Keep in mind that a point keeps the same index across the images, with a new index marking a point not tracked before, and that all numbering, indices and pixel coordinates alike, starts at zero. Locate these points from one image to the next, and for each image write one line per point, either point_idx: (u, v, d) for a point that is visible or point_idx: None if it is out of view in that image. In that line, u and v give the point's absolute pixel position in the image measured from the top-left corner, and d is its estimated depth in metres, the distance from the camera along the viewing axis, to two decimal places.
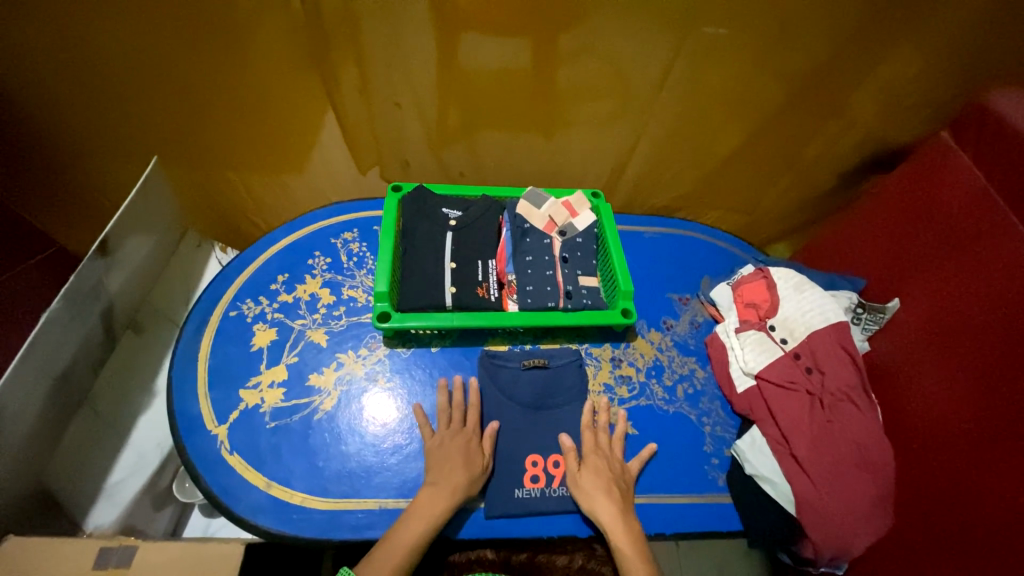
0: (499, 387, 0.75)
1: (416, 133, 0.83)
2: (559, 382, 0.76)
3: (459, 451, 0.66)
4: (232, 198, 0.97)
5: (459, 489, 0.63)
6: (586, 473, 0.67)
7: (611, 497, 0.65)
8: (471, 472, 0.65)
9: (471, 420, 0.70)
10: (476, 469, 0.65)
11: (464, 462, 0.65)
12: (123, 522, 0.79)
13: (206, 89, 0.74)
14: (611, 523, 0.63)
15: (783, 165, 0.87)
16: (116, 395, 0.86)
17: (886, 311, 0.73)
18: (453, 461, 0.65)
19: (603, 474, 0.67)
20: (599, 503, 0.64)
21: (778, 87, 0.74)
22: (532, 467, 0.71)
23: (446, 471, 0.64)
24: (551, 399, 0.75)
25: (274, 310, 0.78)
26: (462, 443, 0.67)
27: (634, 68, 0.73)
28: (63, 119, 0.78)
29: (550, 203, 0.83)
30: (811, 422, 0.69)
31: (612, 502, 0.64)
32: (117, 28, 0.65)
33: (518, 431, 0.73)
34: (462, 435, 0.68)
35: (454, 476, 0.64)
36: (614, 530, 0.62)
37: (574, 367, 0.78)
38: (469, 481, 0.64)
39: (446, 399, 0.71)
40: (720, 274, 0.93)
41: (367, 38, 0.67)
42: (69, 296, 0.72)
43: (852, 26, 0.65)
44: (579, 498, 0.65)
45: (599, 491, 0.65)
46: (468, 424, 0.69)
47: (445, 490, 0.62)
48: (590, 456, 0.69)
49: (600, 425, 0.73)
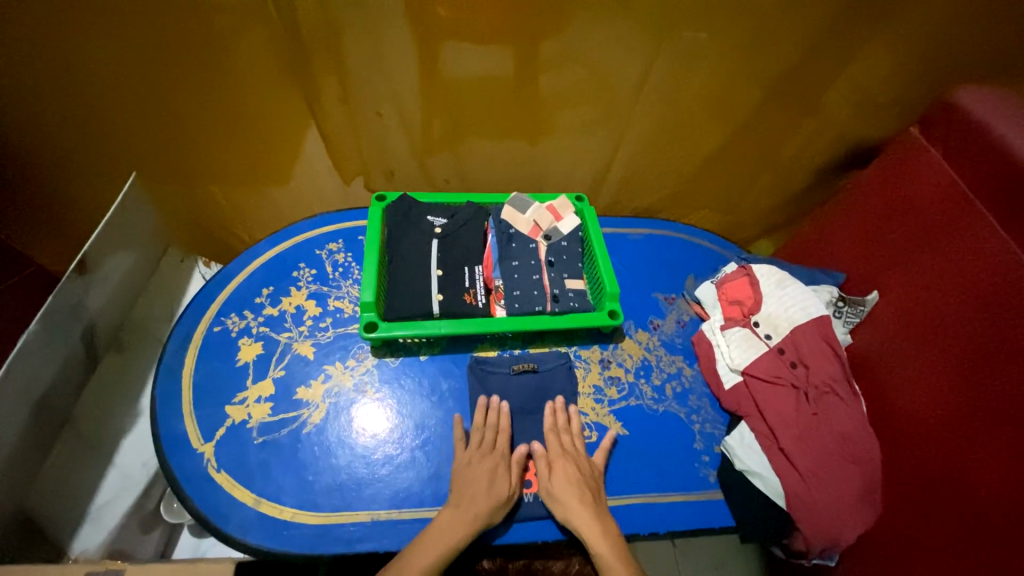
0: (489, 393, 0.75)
1: (399, 142, 0.83)
2: (549, 386, 0.77)
3: (485, 475, 0.65)
4: (214, 212, 0.96)
5: (481, 516, 0.62)
6: (557, 480, 0.67)
7: (585, 501, 0.65)
8: (494, 499, 0.64)
9: (502, 444, 0.69)
10: (501, 496, 0.64)
11: (489, 487, 0.64)
12: (109, 546, 0.77)
13: (185, 103, 0.73)
14: (587, 528, 0.63)
15: (762, 163, 0.89)
16: (98, 416, 0.84)
17: (865, 304, 0.75)
18: (478, 485, 0.65)
19: (571, 478, 0.67)
20: (573, 509, 0.65)
21: (754, 88, 0.76)
22: (525, 471, 0.71)
23: (472, 495, 0.63)
24: (542, 403, 0.76)
25: (260, 324, 0.77)
26: (494, 468, 0.66)
27: (613, 73, 0.74)
28: (38, 136, 0.77)
29: (535, 208, 0.84)
30: (797, 417, 0.70)
31: (584, 506, 0.65)
32: (94, 44, 0.64)
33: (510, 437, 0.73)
34: (491, 460, 0.67)
35: (475, 503, 0.63)
36: (589, 535, 0.63)
37: (562, 370, 0.78)
38: (493, 508, 0.63)
39: (480, 419, 0.71)
40: (704, 273, 0.94)
41: (350, 50, 0.67)
42: (48, 316, 0.71)
43: (823, 27, 0.67)
44: (555, 508, 0.66)
45: (572, 497, 0.65)
46: (500, 447, 0.69)
47: (466, 515, 0.62)
48: (556, 461, 0.69)
49: (563, 427, 0.73)
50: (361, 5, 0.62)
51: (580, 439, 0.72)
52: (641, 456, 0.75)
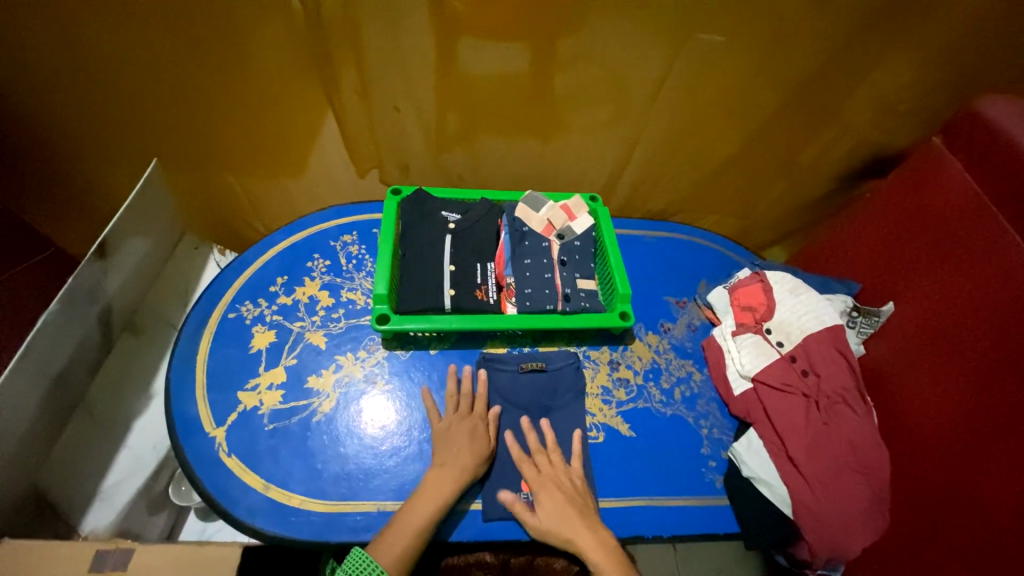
0: (499, 389, 0.75)
1: (414, 136, 0.83)
2: (557, 385, 0.77)
3: (466, 432, 0.68)
4: (231, 201, 0.97)
5: (466, 468, 0.65)
6: (542, 510, 0.64)
7: (573, 514, 0.64)
8: (477, 454, 0.66)
9: (479, 406, 0.71)
10: (482, 450, 0.67)
11: (470, 444, 0.67)
12: (119, 525, 0.79)
13: (206, 92, 0.74)
14: (579, 537, 0.62)
15: (778, 170, 0.88)
16: (113, 398, 0.86)
17: (880, 315, 0.74)
18: (460, 446, 0.66)
19: (552, 504, 0.64)
20: (566, 531, 0.62)
21: (774, 94, 0.75)
22: None
23: (454, 453, 0.66)
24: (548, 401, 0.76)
25: (273, 312, 0.78)
26: (471, 429, 0.68)
27: (632, 74, 0.73)
28: (62, 120, 0.78)
29: (549, 207, 0.84)
30: (807, 426, 0.69)
31: (573, 518, 0.63)
32: (119, 33, 0.66)
33: (519, 434, 0.73)
34: (470, 419, 0.69)
35: (462, 458, 0.65)
36: (583, 546, 0.61)
37: (571, 370, 0.78)
38: (477, 462, 0.66)
39: (453, 389, 0.73)
40: (717, 278, 0.93)
41: (367, 44, 0.68)
42: (67, 297, 0.72)
43: (844, 35, 0.67)
44: (548, 537, 0.63)
45: (561, 519, 0.63)
46: (477, 410, 0.71)
47: (453, 471, 0.64)
48: (536, 493, 0.66)
49: (537, 450, 0.70)
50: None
51: (556, 457, 0.70)
52: (647, 459, 0.75)
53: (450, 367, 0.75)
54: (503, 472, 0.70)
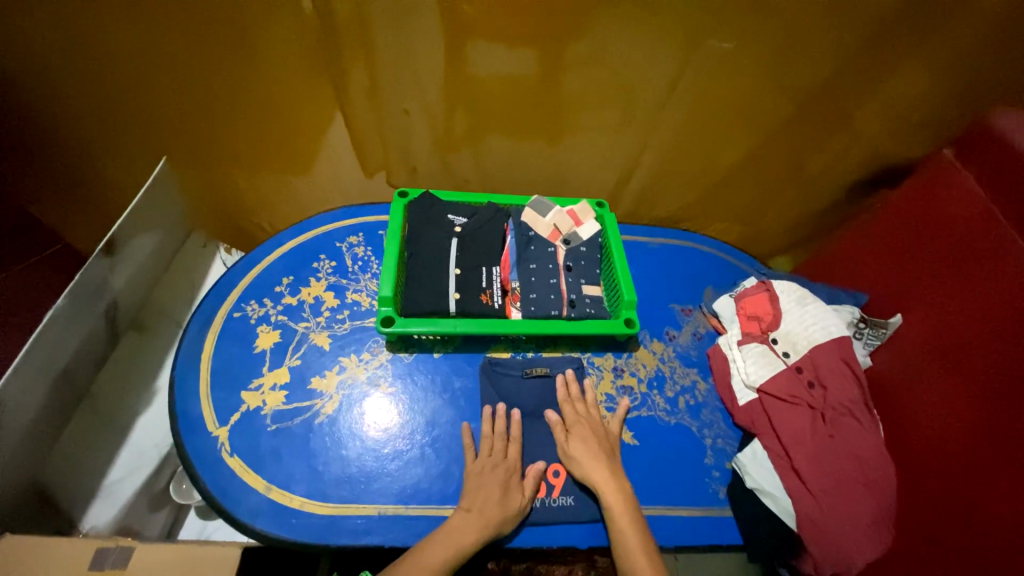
0: (502, 394, 0.75)
1: (422, 138, 0.84)
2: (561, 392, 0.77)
3: (496, 483, 0.65)
4: (239, 200, 0.97)
5: (491, 523, 0.62)
6: (574, 443, 0.69)
7: (600, 459, 0.68)
8: (506, 511, 0.63)
9: (513, 454, 0.69)
10: (511, 508, 0.64)
11: (501, 497, 0.64)
12: (119, 522, 0.79)
13: (216, 90, 0.75)
14: (600, 480, 0.66)
15: (786, 179, 0.88)
16: (116, 395, 0.86)
17: (888, 327, 0.74)
18: (491, 495, 0.64)
19: (588, 441, 0.70)
20: (589, 467, 0.67)
21: (782, 102, 0.75)
22: None
23: (482, 501, 0.63)
24: (551, 408, 0.75)
25: (278, 312, 0.78)
26: (504, 481, 0.66)
27: (640, 80, 0.73)
28: (73, 116, 0.79)
29: (555, 212, 0.84)
30: (812, 437, 0.69)
31: (599, 462, 0.68)
32: (132, 30, 0.66)
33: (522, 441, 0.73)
34: (502, 468, 0.67)
35: (488, 509, 0.63)
36: (602, 488, 0.66)
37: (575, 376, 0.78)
38: (503, 518, 0.63)
39: (488, 428, 0.71)
40: (723, 286, 0.93)
41: (378, 46, 0.68)
42: (74, 293, 0.72)
43: (855, 44, 0.66)
44: (572, 467, 0.68)
45: (588, 457, 0.68)
46: (510, 458, 0.68)
47: (477, 521, 0.62)
48: (574, 426, 0.71)
49: (577, 396, 0.75)
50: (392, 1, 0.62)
51: (594, 407, 0.74)
52: (650, 468, 0.74)
53: (484, 406, 0.73)
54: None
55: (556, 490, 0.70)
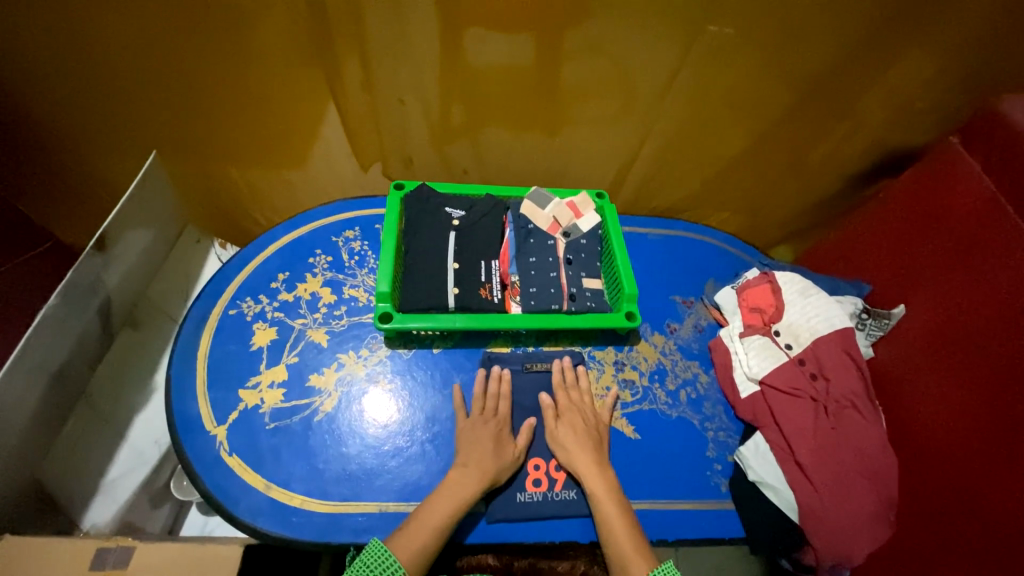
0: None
1: (419, 129, 0.82)
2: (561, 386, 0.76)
3: (490, 437, 0.67)
4: (233, 193, 0.96)
5: (488, 473, 0.64)
6: (563, 427, 0.70)
7: (586, 445, 0.69)
8: (501, 460, 0.66)
9: (503, 410, 0.71)
10: (504, 458, 0.67)
11: (495, 449, 0.66)
12: (120, 519, 0.78)
13: (205, 82, 0.73)
14: (586, 471, 0.67)
15: (789, 168, 0.86)
16: (114, 392, 0.85)
17: (890, 317, 0.73)
18: (489, 448, 0.66)
19: (572, 422, 0.71)
20: (575, 453, 0.68)
21: (787, 89, 0.74)
22: (534, 471, 0.70)
23: (478, 455, 0.65)
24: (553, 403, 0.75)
25: (275, 309, 0.77)
26: (499, 438, 0.68)
27: (641, 67, 0.71)
28: (59, 110, 0.77)
29: (555, 204, 0.82)
30: (815, 430, 0.68)
31: (587, 452, 0.68)
32: (115, 19, 0.64)
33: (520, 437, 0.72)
34: (494, 424, 0.69)
35: (484, 461, 0.65)
36: (585, 473, 0.66)
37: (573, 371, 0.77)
38: (499, 467, 0.65)
39: (482, 389, 0.72)
40: (725, 278, 0.92)
41: (372, 34, 0.66)
42: (66, 292, 0.71)
43: (863, 27, 0.64)
44: (557, 449, 0.69)
45: (575, 443, 0.69)
46: (500, 413, 0.70)
47: (475, 472, 0.64)
48: (561, 410, 0.72)
49: (572, 382, 0.75)
50: None
51: (588, 395, 0.74)
52: (652, 461, 0.74)
53: (455, 388, 0.73)
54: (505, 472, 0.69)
55: (558, 484, 0.70)
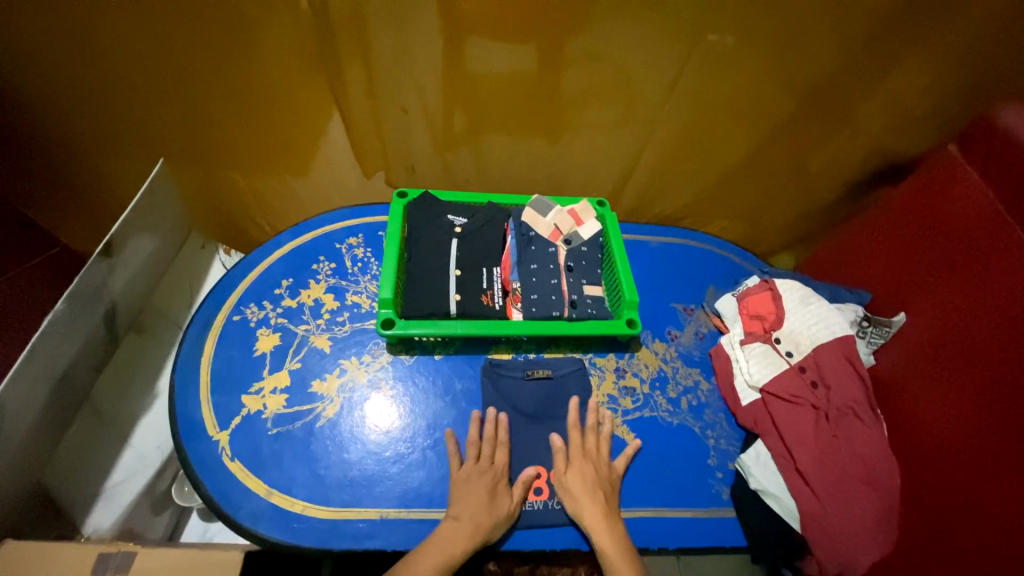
0: (504, 396, 0.75)
1: (422, 137, 0.83)
2: (562, 392, 0.76)
3: (484, 490, 0.65)
4: (238, 200, 0.97)
5: (479, 529, 0.61)
6: (573, 475, 0.67)
7: (597, 501, 0.65)
8: (495, 515, 0.63)
9: (499, 459, 0.68)
10: (499, 513, 0.63)
11: (489, 503, 0.64)
12: (122, 525, 0.78)
13: (212, 90, 0.74)
14: (594, 526, 0.63)
15: (790, 176, 0.87)
16: (116, 398, 0.85)
17: (891, 325, 0.73)
18: (483, 501, 0.64)
19: (583, 474, 0.68)
20: (584, 505, 0.65)
21: (785, 97, 0.74)
22: (535, 478, 0.70)
23: (470, 509, 0.63)
24: (554, 410, 0.75)
25: (278, 315, 0.78)
26: (494, 490, 0.65)
27: (641, 76, 0.72)
28: (69, 118, 0.78)
29: (556, 211, 0.83)
30: (816, 438, 0.68)
31: (596, 505, 0.65)
32: (125, 29, 0.65)
33: (521, 444, 0.72)
34: (490, 475, 0.66)
35: (476, 516, 0.62)
36: (596, 532, 0.63)
37: (575, 376, 0.78)
38: (492, 523, 0.62)
39: (475, 433, 0.70)
40: (726, 285, 0.92)
41: (376, 44, 0.67)
42: (72, 297, 0.72)
43: (859, 37, 0.66)
44: (566, 502, 0.66)
45: (585, 493, 0.66)
46: (496, 463, 0.68)
47: (466, 529, 0.61)
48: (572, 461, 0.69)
49: (589, 426, 0.73)
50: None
51: (605, 442, 0.72)
52: (654, 469, 0.74)
53: (448, 431, 0.70)
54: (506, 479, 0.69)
55: None
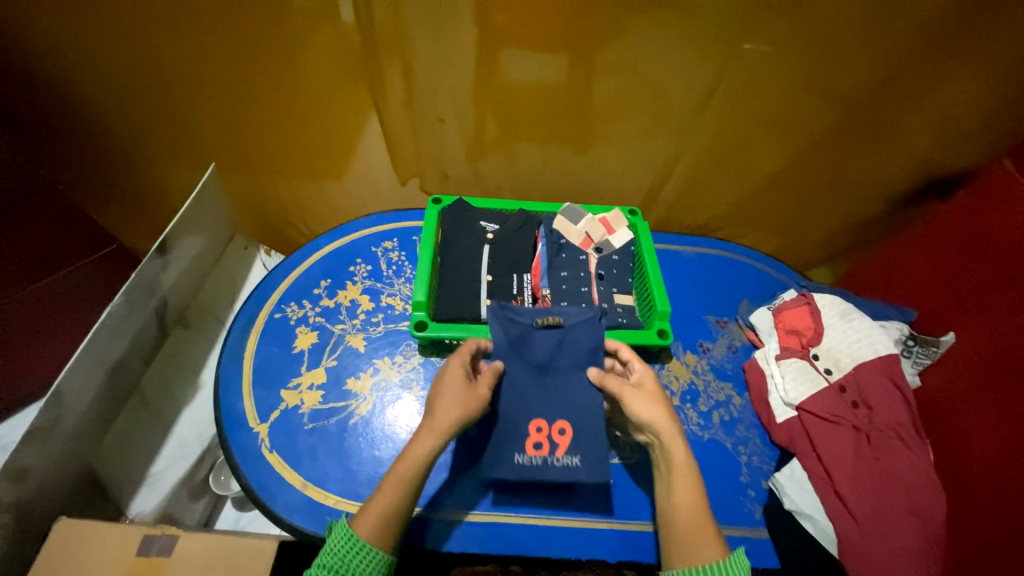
0: (507, 343, 0.66)
1: (457, 144, 0.85)
2: (571, 342, 0.67)
3: (445, 381, 0.58)
4: (279, 203, 1.01)
5: (439, 423, 0.54)
6: (648, 385, 0.59)
7: (670, 415, 0.57)
8: (456, 403, 0.56)
9: (467, 351, 0.62)
10: (459, 399, 0.56)
11: (450, 392, 0.57)
12: (162, 510, 0.82)
13: (260, 100, 0.78)
14: (669, 437, 0.55)
15: (829, 188, 0.85)
16: (163, 388, 0.90)
17: (939, 345, 0.70)
18: (441, 395, 0.57)
19: (656, 391, 0.59)
20: (657, 415, 0.57)
21: (823, 108, 0.73)
22: (535, 433, 0.64)
23: (434, 405, 0.56)
24: (560, 362, 0.66)
25: (316, 314, 0.81)
26: (452, 383, 0.58)
27: (673, 87, 0.73)
28: (134, 127, 0.85)
29: (587, 220, 0.83)
30: (856, 459, 0.66)
31: (672, 418, 0.57)
32: (183, 41, 0.70)
33: (522, 396, 0.65)
34: (453, 363, 0.60)
35: (436, 411, 0.55)
36: (673, 453, 0.55)
37: (588, 325, 0.68)
38: (451, 412, 0.55)
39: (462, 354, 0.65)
40: (761, 298, 0.90)
41: (414, 53, 0.70)
42: (129, 291, 0.77)
43: (904, 46, 0.64)
44: (634, 408, 0.57)
45: (656, 403, 0.57)
46: (464, 352, 0.62)
47: (429, 425, 0.54)
48: (643, 381, 0.61)
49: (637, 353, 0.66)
50: (426, 10, 0.64)
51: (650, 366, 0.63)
52: None
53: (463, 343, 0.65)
54: (503, 430, 0.64)
55: (561, 449, 0.64)
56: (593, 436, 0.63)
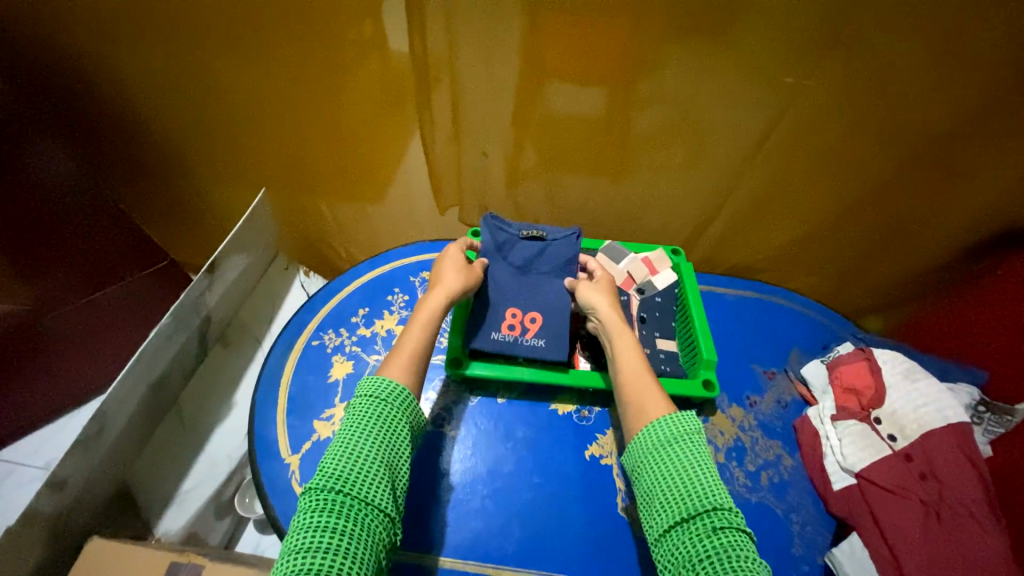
0: (496, 245, 0.78)
1: (499, 176, 0.85)
2: (552, 252, 0.78)
3: (449, 259, 0.73)
4: (322, 226, 1.04)
5: (449, 285, 0.69)
6: (599, 283, 0.74)
7: (613, 302, 0.71)
8: (460, 273, 0.71)
9: (461, 245, 0.77)
10: (462, 271, 0.71)
11: (454, 267, 0.71)
12: (188, 530, 0.81)
13: (312, 128, 0.81)
14: (609, 317, 0.68)
15: (887, 235, 0.80)
16: (200, 405, 0.91)
17: (1014, 415, 0.65)
18: (447, 266, 0.71)
19: (605, 287, 0.73)
20: (602, 301, 0.71)
21: (884, 154, 0.70)
22: (511, 317, 0.75)
23: (442, 275, 0.70)
24: (539, 266, 0.78)
25: (353, 343, 0.81)
26: (455, 261, 0.73)
27: (721, 126, 0.71)
28: (198, 148, 0.90)
29: (629, 259, 0.82)
30: (925, 539, 0.59)
31: (614, 305, 0.70)
32: (247, 72, 0.74)
33: (504, 289, 0.76)
34: (453, 250, 0.75)
35: (446, 279, 0.70)
36: (612, 325, 0.68)
37: (570, 242, 0.78)
38: (458, 280, 0.69)
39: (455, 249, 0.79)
40: (813, 350, 0.85)
41: (463, 87, 0.71)
42: (177, 315, 0.79)
43: (979, 95, 0.60)
44: (585, 296, 0.72)
45: (603, 293, 0.72)
46: (458, 245, 0.77)
47: (439, 288, 0.68)
48: (600, 281, 0.75)
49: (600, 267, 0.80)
50: (477, 47, 0.65)
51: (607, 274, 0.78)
52: None
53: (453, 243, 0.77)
54: (484, 314, 0.75)
55: (531, 332, 0.74)
56: (559, 321, 0.74)
